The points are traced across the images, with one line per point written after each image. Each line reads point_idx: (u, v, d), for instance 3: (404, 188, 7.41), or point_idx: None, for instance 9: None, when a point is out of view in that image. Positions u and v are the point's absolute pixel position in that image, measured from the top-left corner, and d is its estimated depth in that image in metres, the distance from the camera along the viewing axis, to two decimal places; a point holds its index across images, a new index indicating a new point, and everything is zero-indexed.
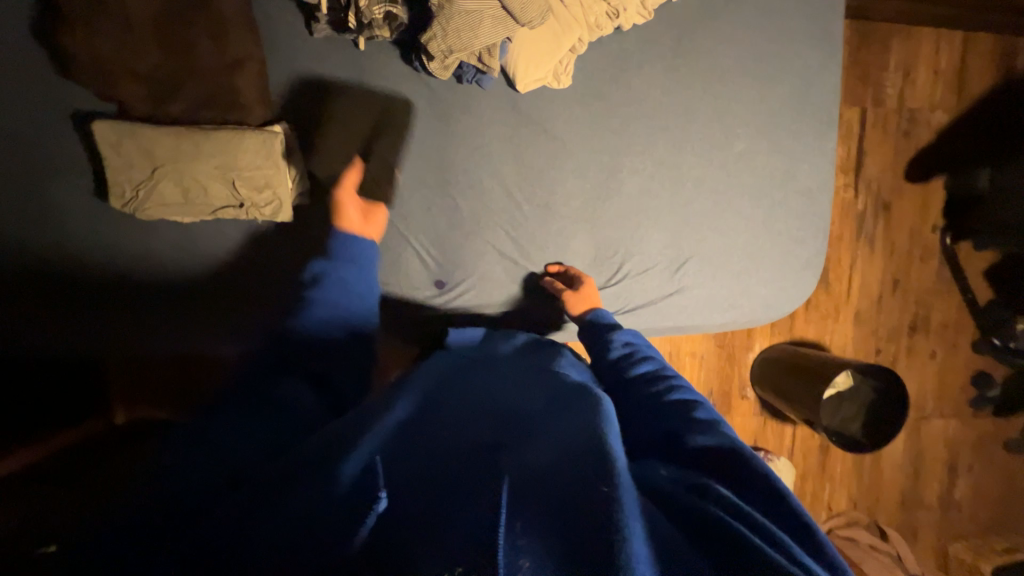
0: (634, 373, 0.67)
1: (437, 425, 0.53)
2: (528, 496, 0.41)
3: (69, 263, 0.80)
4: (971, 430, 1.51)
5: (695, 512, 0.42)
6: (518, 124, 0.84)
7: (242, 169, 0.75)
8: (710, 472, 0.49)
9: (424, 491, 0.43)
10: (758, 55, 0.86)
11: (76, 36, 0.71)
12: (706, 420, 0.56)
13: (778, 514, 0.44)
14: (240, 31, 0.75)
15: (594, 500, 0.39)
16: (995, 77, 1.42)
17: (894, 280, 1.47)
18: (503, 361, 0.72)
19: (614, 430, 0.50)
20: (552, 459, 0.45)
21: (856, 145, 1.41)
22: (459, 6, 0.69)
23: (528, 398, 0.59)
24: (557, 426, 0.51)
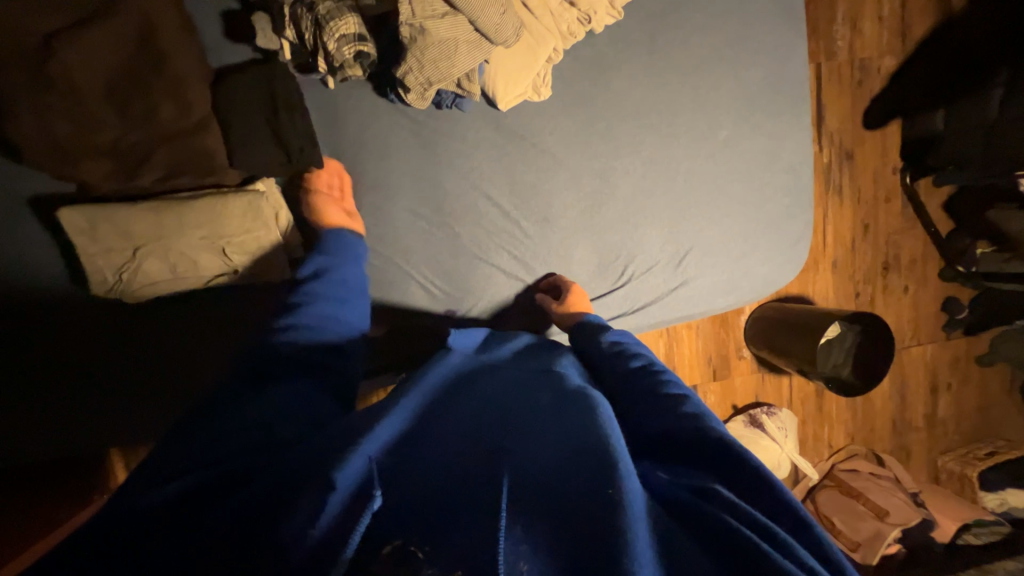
0: (625, 365, 0.66)
1: (430, 436, 0.50)
2: (530, 497, 0.40)
3: (37, 326, 0.75)
4: (947, 353, 1.62)
5: (709, 526, 0.41)
6: (506, 143, 0.83)
7: (231, 236, 0.73)
8: (710, 471, 0.48)
9: (427, 497, 0.41)
10: (725, 36, 0.87)
11: (16, 117, 0.64)
12: (698, 411, 0.55)
13: (773, 512, 0.45)
14: (201, 88, 0.71)
15: (599, 503, 0.38)
16: (937, 17, 1.47)
17: (865, 225, 1.54)
18: (503, 360, 0.68)
19: (617, 432, 0.48)
20: (554, 458, 0.44)
21: (816, 100, 1.46)
22: (434, 36, 0.66)
23: (523, 394, 0.56)
24: (559, 424, 0.49)
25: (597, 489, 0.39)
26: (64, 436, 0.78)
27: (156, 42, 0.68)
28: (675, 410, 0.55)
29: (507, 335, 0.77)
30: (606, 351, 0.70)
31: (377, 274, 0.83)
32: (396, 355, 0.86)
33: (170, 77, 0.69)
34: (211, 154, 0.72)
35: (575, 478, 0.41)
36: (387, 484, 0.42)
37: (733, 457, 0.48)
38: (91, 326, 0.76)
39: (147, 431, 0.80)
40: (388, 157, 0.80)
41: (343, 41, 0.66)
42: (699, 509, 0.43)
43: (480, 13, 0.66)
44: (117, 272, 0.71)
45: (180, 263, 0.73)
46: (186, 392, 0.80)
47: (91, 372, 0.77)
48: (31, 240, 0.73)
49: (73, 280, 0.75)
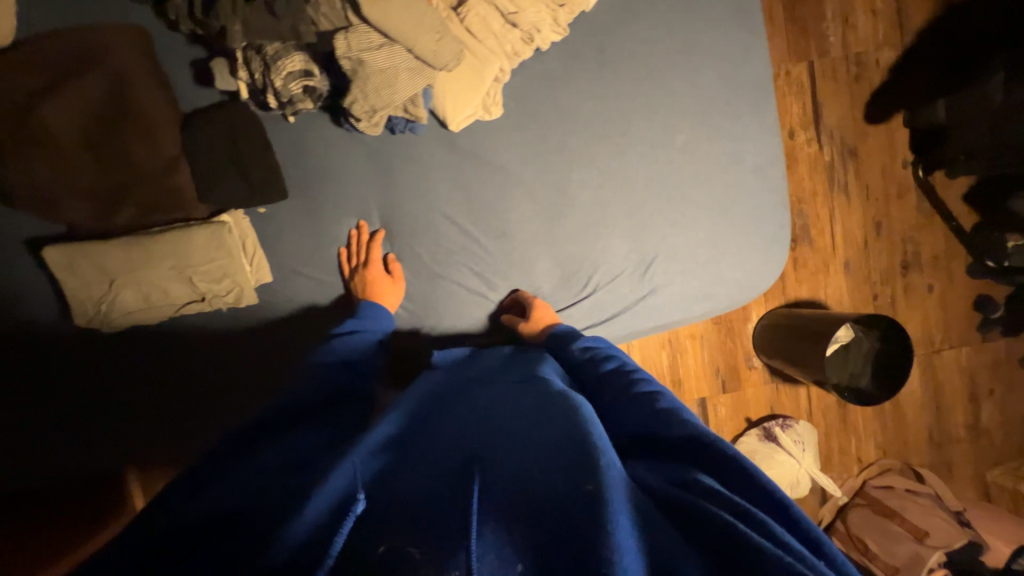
0: (600, 371, 0.68)
1: (415, 447, 0.52)
2: (507, 495, 0.42)
3: (40, 359, 0.82)
4: (984, 356, 1.49)
5: (689, 514, 0.41)
6: (461, 163, 0.85)
7: (197, 265, 0.77)
8: (694, 463, 0.48)
9: (414, 502, 0.42)
10: (679, 43, 0.87)
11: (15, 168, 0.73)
12: (671, 408, 0.56)
13: (760, 500, 0.44)
14: (171, 131, 0.77)
15: (576, 498, 0.39)
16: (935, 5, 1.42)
17: (876, 223, 1.47)
18: (490, 374, 0.70)
19: (599, 431, 0.49)
20: (531, 460, 0.45)
21: (811, 98, 1.43)
22: (373, 66, 0.69)
23: (504, 406, 0.58)
24: (538, 428, 0.50)
25: (577, 488, 0.40)
26: (73, 460, 0.84)
27: (131, 93, 0.75)
28: (651, 412, 0.56)
29: (489, 350, 0.79)
30: (581, 359, 0.71)
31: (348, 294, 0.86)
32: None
33: (142, 124, 0.75)
34: (179, 190, 0.78)
35: (556, 477, 0.42)
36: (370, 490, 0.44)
37: (707, 449, 0.49)
38: (87, 357, 0.82)
39: (165, 451, 0.86)
40: (350, 184, 0.84)
41: (290, 77, 0.70)
42: (683, 500, 0.42)
43: (415, 41, 0.69)
44: (99, 303, 0.77)
45: (158, 294, 0.78)
46: (204, 415, 0.85)
47: (104, 399, 0.83)
48: (32, 280, 0.80)
49: (63, 313, 0.81)
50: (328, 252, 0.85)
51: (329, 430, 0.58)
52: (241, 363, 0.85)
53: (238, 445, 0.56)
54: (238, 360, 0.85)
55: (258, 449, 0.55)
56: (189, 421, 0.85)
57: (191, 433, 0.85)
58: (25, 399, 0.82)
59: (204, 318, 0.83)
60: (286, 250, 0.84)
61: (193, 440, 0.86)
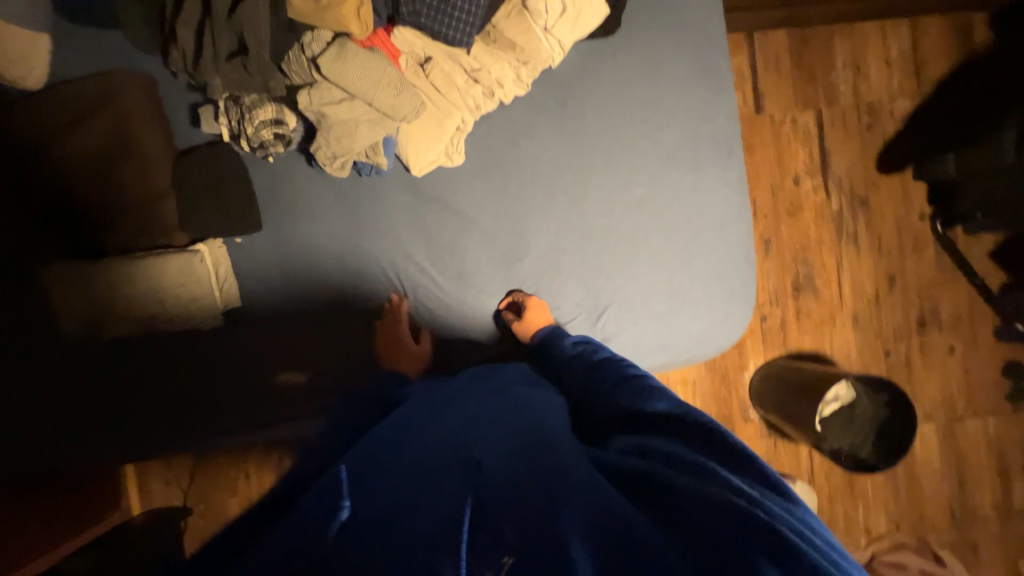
0: (591, 360, 0.77)
1: (431, 435, 0.64)
2: (488, 474, 0.52)
3: (28, 367, 0.89)
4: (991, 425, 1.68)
5: (648, 485, 0.50)
6: (422, 205, 0.89)
7: (170, 287, 0.86)
8: (668, 430, 0.56)
9: (409, 487, 0.53)
10: (643, 102, 0.89)
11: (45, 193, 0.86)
12: (649, 387, 0.65)
13: (725, 454, 0.51)
14: (163, 165, 0.86)
15: (545, 483, 0.49)
16: (946, 69, 1.66)
17: (889, 277, 1.69)
18: (490, 378, 0.81)
19: (566, 437, 0.59)
20: (510, 453, 0.55)
21: (818, 144, 1.66)
22: (334, 117, 0.76)
23: (495, 411, 0.68)
24: (520, 429, 0.61)
25: (548, 479, 0.49)
26: (38, 464, 0.90)
27: (134, 135, 0.85)
28: (629, 399, 0.64)
29: (460, 373, 0.87)
30: (572, 356, 0.79)
31: (310, 322, 0.91)
32: (329, 399, 0.92)
33: (137, 160, 0.85)
34: (163, 217, 0.86)
35: (545, 462, 0.52)
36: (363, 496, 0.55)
37: (674, 421, 0.56)
38: (59, 368, 0.89)
39: (158, 451, 0.91)
40: (317, 220, 0.89)
41: (261, 125, 0.77)
42: (642, 476, 0.51)
43: (373, 96, 0.75)
44: (88, 316, 0.87)
45: (139, 312, 0.87)
46: (199, 419, 0.91)
47: (96, 403, 0.90)
48: (25, 292, 0.88)
49: (42, 323, 0.88)
50: (296, 283, 0.90)
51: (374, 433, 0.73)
52: (233, 370, 0.91)
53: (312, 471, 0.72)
54: (228, 367, 0.90)
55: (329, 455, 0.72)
56: (149, 431, 0.91)
57: (151, 443, 0.91)
58: (16, 403, 0.89)
59: (172, 336, 0.90)
60: (255, 277, 0.90)
61: (152, 449, 0.91)
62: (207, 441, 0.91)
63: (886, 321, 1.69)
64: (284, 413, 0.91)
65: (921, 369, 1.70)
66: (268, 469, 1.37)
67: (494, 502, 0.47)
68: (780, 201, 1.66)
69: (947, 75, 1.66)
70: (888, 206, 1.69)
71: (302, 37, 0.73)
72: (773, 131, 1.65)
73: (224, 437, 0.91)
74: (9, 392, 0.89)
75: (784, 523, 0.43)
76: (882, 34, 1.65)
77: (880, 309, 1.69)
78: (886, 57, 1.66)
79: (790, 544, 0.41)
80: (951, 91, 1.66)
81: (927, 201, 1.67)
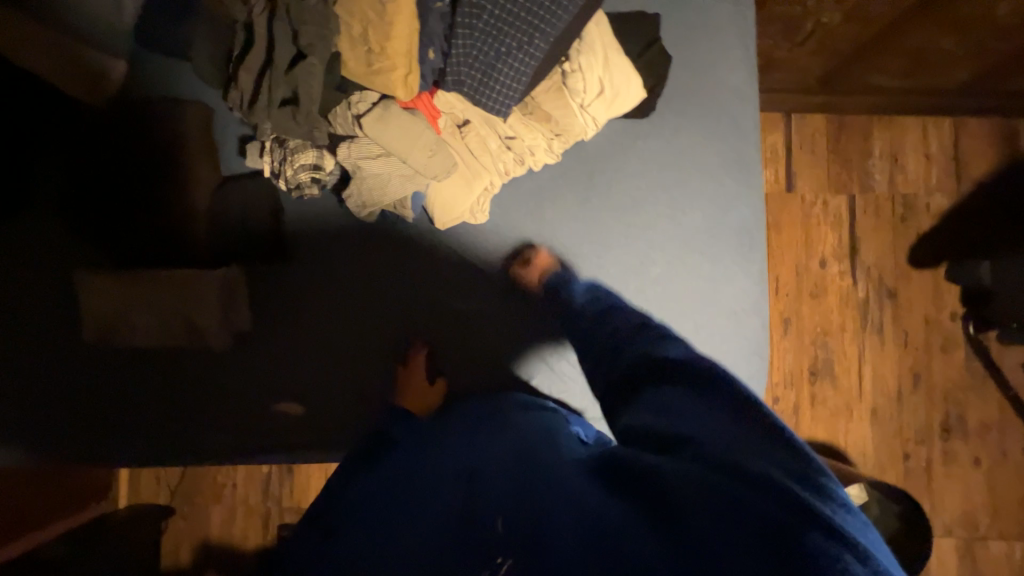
0: (601, 307, 0.76)
1: (441, 455, 0.72)
2: (483, 488, 0.59)
3: (45, 366, 0.92)
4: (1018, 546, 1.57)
5: (637, 479, 0.50)
6: (441, 257, 0.93)
7: (192, 306, 0.89)
8: (679, 381, 0.57)
9: (421, 516, 0.62)
10: (668, 186, 0.90)
11: (96, 204, 0.92)
12: (661, 335, 0.65)
13: (736, 412, 0.51)
14: (204, 189, 0.91)
15: (532, 491, 0.55)
16: (987, 169, 1.64)
17: (914, 374, 1.62)
18: (498, 397, 0.86)
19: (553, 445, 0.64)
20: (499, 465, 0.62)
21: (848, 230, 1.64)
22: (368, 170, 0.80)
23: (491, 428, 0.73)
24: (510, 442, 0.67)
25: (535, 487, 0.56)
26: (38, 455, 0.92)
27: (184, 157, 0.91)
28: (638, 353, 0.64)
29: (452, 411, 0.84)
30: (580, 320, 0.78)
31: (317, 354, 0.93)
32: (327, 431, 0.93)
33: (182, 183, 0.90)
34: (197, 236, 0.90)
35: (545, 475, 0.57)
36: (389, 531, 0.64)
37: (675, 389, 0.56)
38: (75, 363, 0.92)
39: (153, 460, 0.93)
40: (340, 258, 0.93)
41: (300, 168, 0.82)
42: (631, 467, 0.52)
43: (408, 155, 0.79)
44: (108, 318, 0.90)
45: (160, 327, 0.90)
46: (199, 434, 0.93)
47: (102, 407, 0.93)
48: (58, 295, 0.92)
49: (67, 325, 0.92)
50: (307, 318, 0.93)
51: (406, 444, 0.80)
52: (239, 384, 0.92)
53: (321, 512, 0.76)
54: (235, 381, 0.92)
55: (351, 489, 0.78)
56: (149, 433, 0.93)
57: (149, 445, 0.93)
58: (28, 400, 0.92)
59: (183, 347, 0.92)
60: (274, 303, 0.93)
61: (149, 453, 0.93)
62: (204, 450, 0.93)
63: (907, 421, 1.61)
64: (283, 442, 0.93)
65: (943, 477, 1.60)
66: (255, 483, 1.37)
67: (486, 506, 0.57)
68: (804, 282, 1.63)
69: (988, 175, 1.64)
70: (918, 301, 1.63)
71: (351, 97, 0.78)
72: (803, 212, 1.64)
73: (220, 455, 0.93)
74: (23, 388, 0.92)
75: (780, 501, 0.43)
76: (923, 129, 1.65)
77: (903, 406, 1.62)
78: (926, 151, 1.65)
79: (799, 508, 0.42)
80: (991, 192, 1.63)
81: (959, 301, 1.61)
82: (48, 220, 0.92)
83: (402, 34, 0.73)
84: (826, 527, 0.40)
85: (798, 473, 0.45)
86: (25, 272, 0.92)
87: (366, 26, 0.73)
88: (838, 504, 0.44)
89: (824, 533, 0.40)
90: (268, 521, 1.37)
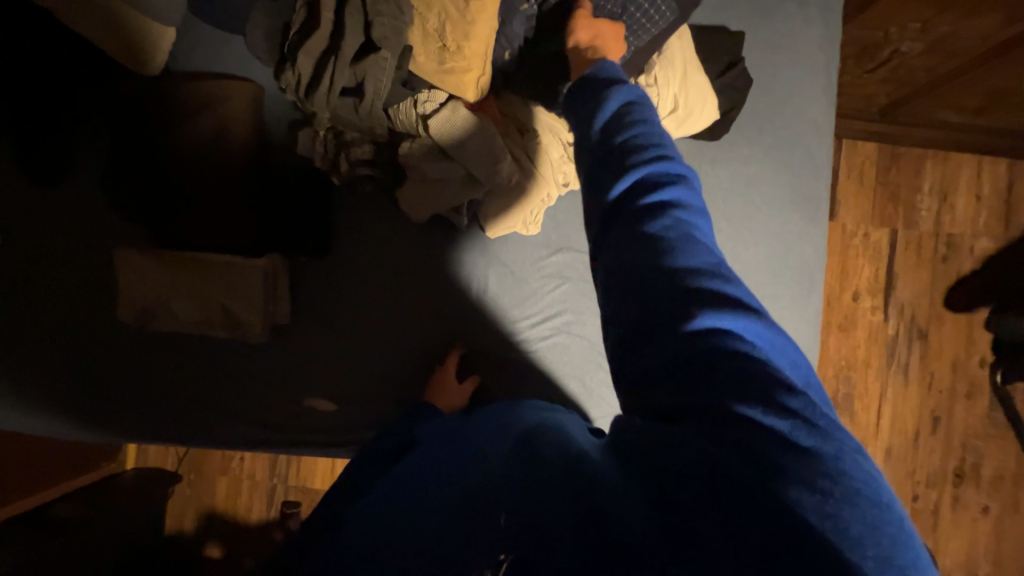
0: (609, 151, 0.51)
1: (440, 471, 0.63)
2: (479, 493, 0.51)
3: (75, 339, 0.91)
4: None
5: (636, 455, 0.42)
6: (487, 266, 0.89)
7: (233, 297, 0.86)
8: (692, 289, 0.42)
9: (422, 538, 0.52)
10: (730, 215, 0.87)
11: (134, 177, 0.88)
12: (662, 203, 0.47)
13: (759, 351, 0.41)
14: (245, 173, 0.86)
15: (528, 495, 0.46)
16: None
17: (934, 417, 1.60)
18: (483, 414, 0.71)
19: (555, 434, 0.54)
20: (500, 462, 0.54)
21: (887, 265, 1.60)
22: (429, 174, 0.79)
23: (488, 428, 0.65)
24: (510, 438, 0.58)
25: (531, 489, 0.47)
26: (62, 423, 0.92)
27: (230, 138, 0.86)
28: (624, 232, 0.47)
29: (479, 411, 0.74)
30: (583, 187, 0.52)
31: (351, 351, 0.91)
32: (352, 427, 0.91)
33: (225, 164, 0.85)
34: (234, 220, 0.86)
35: (550, 463, 0.48)
36: (394, 543, 0.55)
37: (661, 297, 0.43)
38: (110, 338, 0.91)
39: (174, 440, 0.92)
40: (380, 257, 0.90)
41: (357, 163, 0.81)
42: (629, 442, 0.44)
43: (471, 162, 0.77)
44: (145, 299, 0.88)
45: (197, 312, 0.88)
46: (221, 418, 0.91)
47: (129, 385, 0.92)
48: (96, 269, 0.91)
49: (104, 301, 0.91)
50: (344, 315, 0.91)
51: (422, 451, 0.71)
52: (268, 372, 0.91)
53: (338, 514, 0.73)
54: (264, 368, 0.91)
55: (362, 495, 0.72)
56: (171, 412, 0.91)
57: (172, 426, 0.92)
58: (55, 370, 0.91)
59: (220, 335, 0.90)
60: (311, 296, 0.91)
61: (174, 434, 0.92)
62: (228, 438, 0.92)
63: (921, 462, 1.60)
64: (305, 435, 0.91)
65: (949, 523, 1.59)
66: (262, 461, 1.37)
67: (485, 509, 0.49)
68: (834, 313, 1.60)
69: None
70: (948, 344, 1.61)
71: (418, 94, 0.74)
72: (842, 242, 1.60)
73: (241, 439, 0.92)
74: (49, 358, 0.91)
75: (775, 480, 0.35)
76: (978, 170, 1.59)
77: (919, 447, 1.60)
78: (977, 191, 1.59)
79: (812, 480, 0.35)
80: None
81: (990, 349, 1.58)
82: (89, 191, 0.90)
83: (480, 35, 0.70)
84: (824, 508, 0.34)
85: (806, 432, 0.37)
86: (63, 241, 0.91)
87: (443, 21, 0.70)
88: (847, 469, 0.36)
89: (821, 513, 0.34)
90: (274, 500, 1.36)
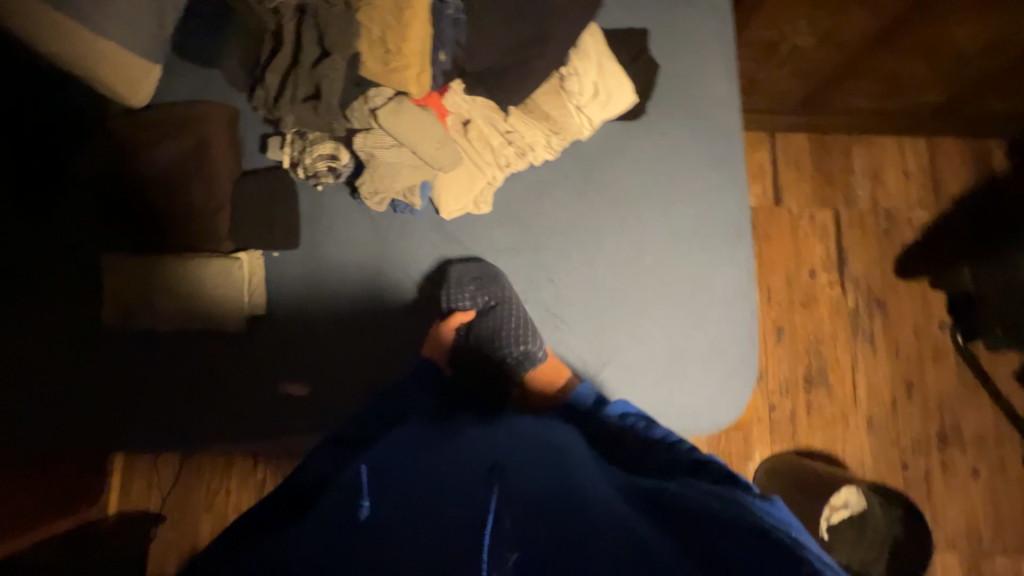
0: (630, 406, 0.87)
1: (429, 478, 0.68)
2: (507, 505, 0.61)
3: (58, 354, 0.96)
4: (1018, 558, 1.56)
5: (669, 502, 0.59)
6: (444, 243, 0.98)
7: (207, 289, 0.94)
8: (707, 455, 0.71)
9: (414, 517, 0.60)
10: (657, 180, 0.98)
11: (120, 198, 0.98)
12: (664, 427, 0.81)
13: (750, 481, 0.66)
14: (224, 183, 0.97)
15: (558, 515, 0.59)
16: (962, 186, 1.73)
17: (907, 383, 1.65)
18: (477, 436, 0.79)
19: (559, 466, 0.70)
20: (518, 485, 0.65)
21: (835, 243, 1.71)
22: (382, 161, 0.90)
23: (487, 445, 0.75)
24: (519, 461, 0.70)
25: (560, 512, 0.60)
26: (50, 441, 0.95)
27: (207, 153, 0.97)
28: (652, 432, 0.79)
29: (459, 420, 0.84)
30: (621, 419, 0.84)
31: (323, 339, 0.96)
32: (328, 414, 0.95)
33: (205, 177, 0.96)
34: (216, 228, 0.96)
35: (576, 500, 0.61)
36: (385, 509, 0.62)
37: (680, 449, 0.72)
38: (95, 350, 0.96)
39: (157, 444, 0.95)
40: (350, 243, 0.98)
41: (319, 158, 0.93)
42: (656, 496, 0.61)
43: (417, 146, 0.88)
44: (128, 303, 0.94)
45: (176, 313, 0.94)
46: (202, 420, 0.95)
47: (111, 395, 0.95)
48: (82, 282, 0.98)
49: (88, 312, 0.97)
50: (315, 300, 0.97)
51: (404, 464, 0.73)
52: (245, 368, 0.96)
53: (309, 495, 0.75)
54: (240, 364, 0.96)
55: (334, 478, 0.74)
56: (154, 420, 0.95)
57: (155, 429, 0.95)
58: (41, 388, 0.95)
59: (199, 333, 0.96)
60: (284, 290, 0.97)
61: (160, 440, 0.95)
62: (208, 434, 0.95)
63: (903, 429, 1.62)
64: (284, 427, 0.95)
65: (943, 488, 1.59)
66: (250, 485, 1.35)
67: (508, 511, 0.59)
68: (795, 292, 1.68)
69: (964, 191, 1.73)
70: (906, 312, 1.68)
71: (367, 92, 0.86)
72: (790, 225, 1.71)
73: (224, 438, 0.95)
74: (35, 374, 0.96)
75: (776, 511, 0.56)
76: (900, 149, 1.75)
77: (899, 415, 1.63)
78: (904, 168, 1.74)
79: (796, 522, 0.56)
80: (968, 207, 1.71)
81: (946, 312, 1.66)
82: (77, 214, 0.99)
83: (416, 36, 0.82)
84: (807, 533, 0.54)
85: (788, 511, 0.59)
86: (53, 260, 0.98)
87: (383, 29, 0.81)
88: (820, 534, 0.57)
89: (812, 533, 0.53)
90: None
